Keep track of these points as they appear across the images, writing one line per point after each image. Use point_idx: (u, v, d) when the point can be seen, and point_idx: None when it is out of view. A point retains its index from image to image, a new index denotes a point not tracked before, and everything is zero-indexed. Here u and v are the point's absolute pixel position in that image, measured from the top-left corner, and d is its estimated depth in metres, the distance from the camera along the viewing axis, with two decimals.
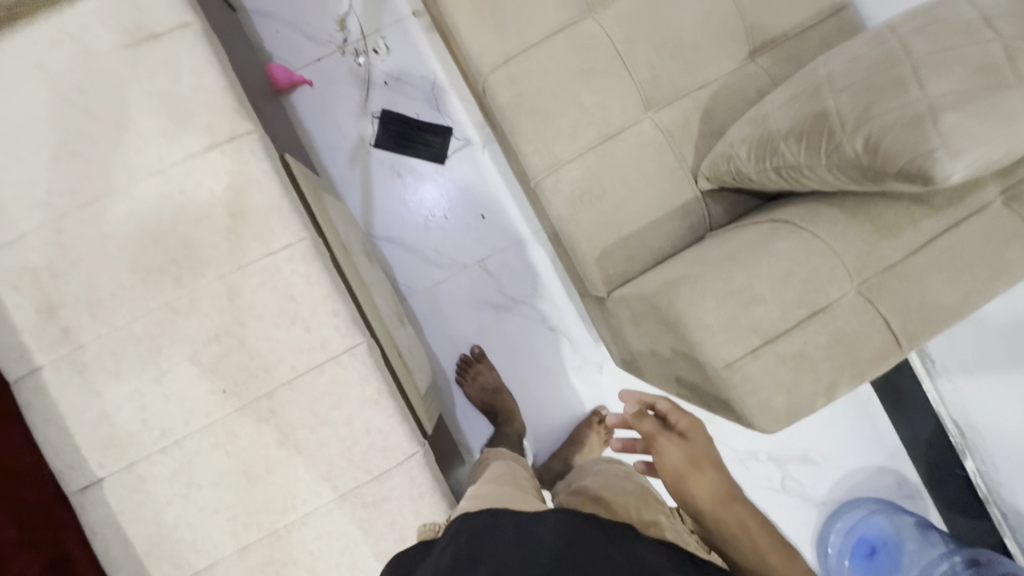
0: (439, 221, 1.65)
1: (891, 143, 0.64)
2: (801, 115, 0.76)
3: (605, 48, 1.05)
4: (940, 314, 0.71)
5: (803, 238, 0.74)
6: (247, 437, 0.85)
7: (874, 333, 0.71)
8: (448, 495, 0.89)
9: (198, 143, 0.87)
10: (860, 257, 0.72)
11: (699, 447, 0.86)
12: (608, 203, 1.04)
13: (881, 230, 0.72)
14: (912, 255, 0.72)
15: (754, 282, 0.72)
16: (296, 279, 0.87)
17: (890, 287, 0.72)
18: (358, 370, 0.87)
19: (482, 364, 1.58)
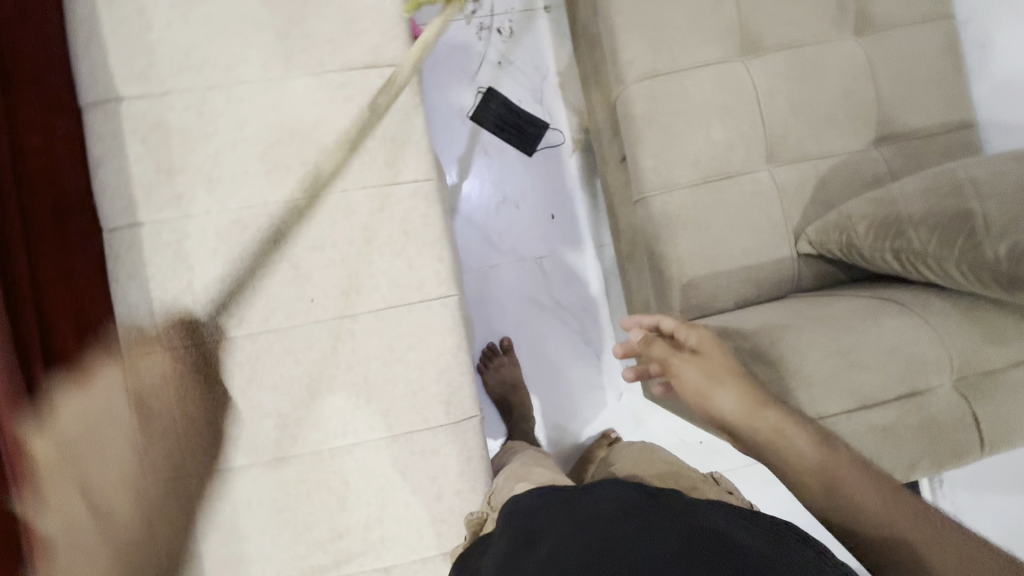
0: (510, 208, 1.67)
1: None
2: (939, 207, 0.79)
3: (748, 92, 1.08)
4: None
5: (914, 320, 0.77)
6: (320, 352, 0.85)
7: (962, 427, 0.73)
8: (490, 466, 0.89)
9: (361, 60, 0.88)
10: (966, 353, 0.75)
11: (714, 360, 0.75)
12: (710, 237, 1.06)
13: (991, 335, 0.75)
14: (1013, 366, 0.75)
15: (860, 347, 0.75)
16: (414, 215, 0.87)
17: (986, 389, 0.74)
18: (445, 320, 0.87)
19: (506, 357, 1.59)
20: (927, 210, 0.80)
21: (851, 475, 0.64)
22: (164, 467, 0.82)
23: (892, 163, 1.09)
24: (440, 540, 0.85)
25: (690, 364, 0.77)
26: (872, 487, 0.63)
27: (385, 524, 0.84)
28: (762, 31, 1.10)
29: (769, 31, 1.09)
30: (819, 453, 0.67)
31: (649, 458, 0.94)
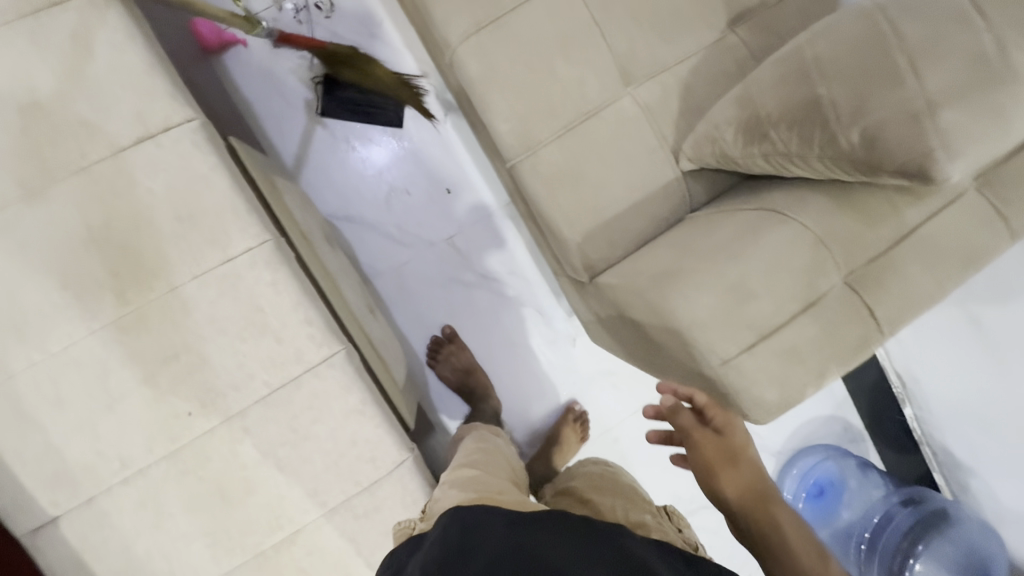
0: (402, 196, 1.55)
1: (888, 137, 0.64)
2: (790, 99, 0.73)
3: (582, 16, 0.97)
4: (923, 302, 0.74)
5: (792, 227, 0.74)
6: (220, 459, 0.79)
7: (860, 321, 0.73)
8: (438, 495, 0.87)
9: (130, 133, 0.75)
10: (848, 246, 0.73)
11: None
12: (590, 186, 1.00)
13: (869, 220, 0.73)
14: (896, 244, 0.73)
15: (746, 275, 0.72)
16: (261, 286, 0.79)
17: (875, 275, 0.73)
18: (338, 380, 0.82)
19: (453, 344, 1.55)
20: (781, 104, 0.75)
21: None
22: None
23: (752, 43, 1.01)
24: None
25: None
26: None
27: None
28: None
29: None
30: None
31: (603, 483, 0.98)
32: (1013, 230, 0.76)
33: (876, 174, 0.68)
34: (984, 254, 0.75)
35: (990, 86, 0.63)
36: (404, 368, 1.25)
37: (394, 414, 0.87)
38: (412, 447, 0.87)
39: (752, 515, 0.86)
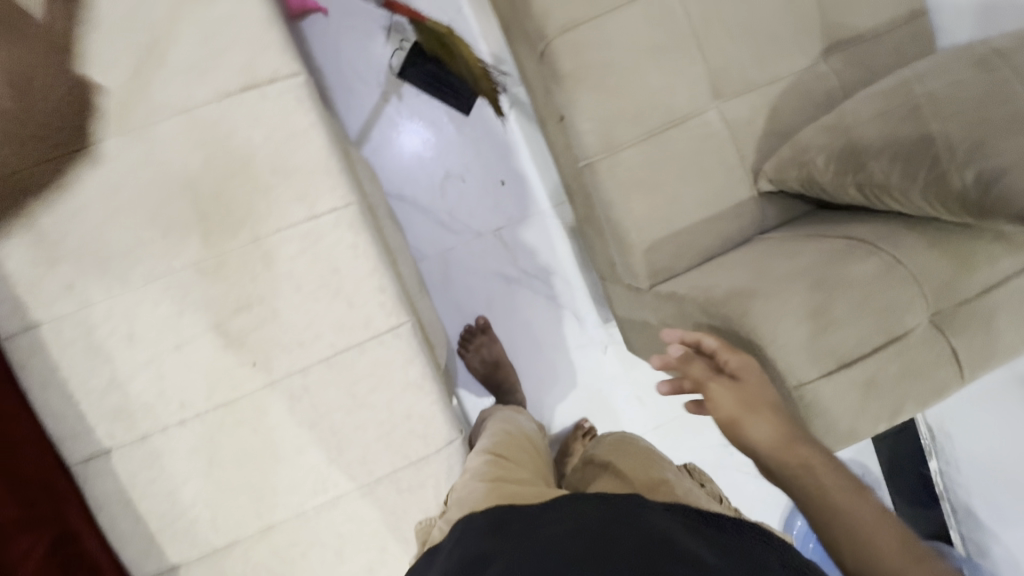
0: (457, 182, 1.56)
1: (1006, 181, 0.64)
2: (898, 133, 0.73)
3: (682, 25, 0.97)
4: (1004, 353, 0.74)
5: (883, 260, 0.73)
6: (276, 415, 0.79)
7: (940, 363, 0.72)
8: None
9: (237, 81, 0.75)
10: (940, 287, 0.72)
11: (755, 389, 0.69)
12: (664, 194, 1.00)
13: (965, 263, 0.72)
14: (988, 290, 0.72)
15: (833, 302, 0.72)
16: (341, 249, 0.79)
17: (963, 319, 0.72)
18: (401, 352, 0.81)
19: (483, 338, 1.54)
20: (887, 136, 0.74)
21: (846, 502, 0.61)
22: (147, 563, 0.79)
23: (845, 74, 1.00)
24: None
25: (728, 388, 0.70)
26: (871, 517, 0.60)
27: (389, 564, 0.83)
28: None
29: None
30: (832, 474, 0.63)
31: (622, 448, 0.91)
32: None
33: (983, 219, 0.67)
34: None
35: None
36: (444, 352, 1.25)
37: (447, 394, 0.87)
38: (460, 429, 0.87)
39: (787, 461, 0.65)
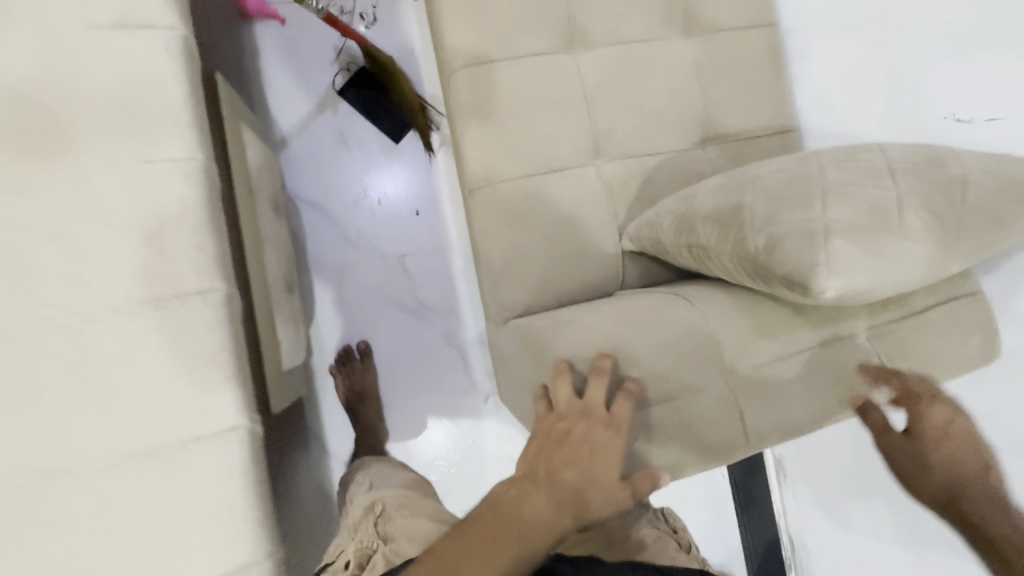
0: (372, 204, 1.57)
1: (783, 249, 0.66)
2: (722, 202, 0.78)
3: (572, 87, 1.06)
4: (797, 426, 0.77)
5: (693, 317, 0.78)
6: (37, 356, 0.71)
7: (727, 425, 0.76)
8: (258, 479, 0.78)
9: (108, 17, 0.76)
10: (736, 352, 0.76)
11: (923, 415, 0.75)
12: (532, 233, 1.03)
13: (762, 329, 0.77)
14: (780, 362, 0.76)
15: (632, 343, 0.78)
16: (167, 197, 0.76)
17: (754, 387, 0.76)
18: (206, 317, 0.77)
19: (359, 364, 1.51)
20: (716, 204, 0.79)
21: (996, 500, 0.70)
22: None
23: (714, 164, 1.10)
24: (188, 572, 0.73)
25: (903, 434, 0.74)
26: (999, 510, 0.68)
27: (117, 557, 0.72)
28: (590, 26, 1.07)
29: (600, 24, 1.07)
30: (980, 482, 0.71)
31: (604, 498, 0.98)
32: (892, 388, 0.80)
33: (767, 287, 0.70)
34: (870, 397, 0.78)
35: (884, 229, 0.65)
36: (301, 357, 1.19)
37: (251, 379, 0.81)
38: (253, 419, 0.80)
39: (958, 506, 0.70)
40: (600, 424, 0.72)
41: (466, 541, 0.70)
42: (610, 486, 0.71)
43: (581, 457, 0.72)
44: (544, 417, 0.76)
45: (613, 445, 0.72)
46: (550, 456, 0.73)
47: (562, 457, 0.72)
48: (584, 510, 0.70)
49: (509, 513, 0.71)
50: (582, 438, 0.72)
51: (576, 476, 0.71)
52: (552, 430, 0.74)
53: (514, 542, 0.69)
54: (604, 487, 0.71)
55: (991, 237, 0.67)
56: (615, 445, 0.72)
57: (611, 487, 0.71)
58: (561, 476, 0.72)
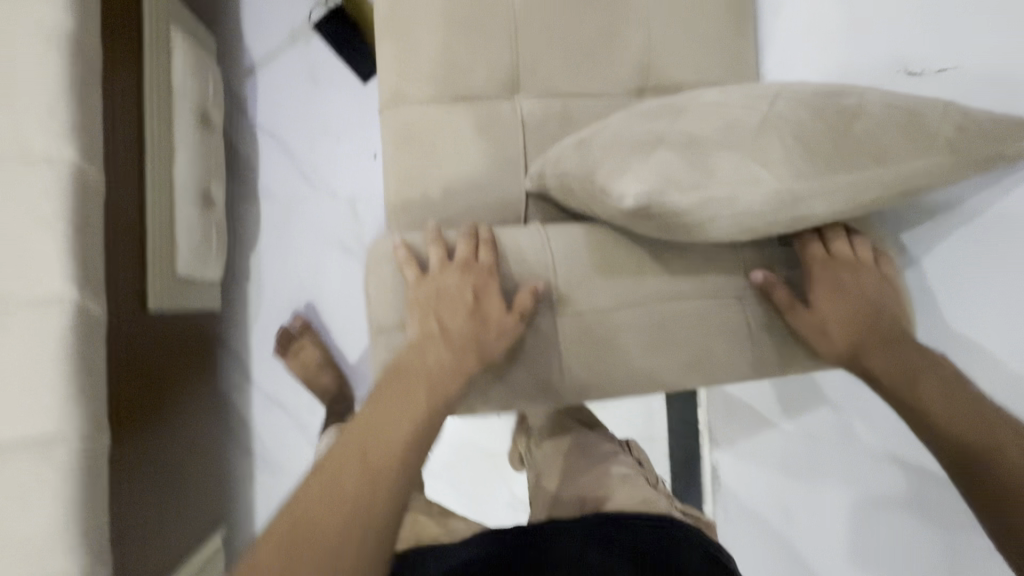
0: (331, 140, 1.45)
1: (607, 161, 0.56)
2: (589, 131, 0.72)
3: (497, 13, 0.98)
4: (622, 384, 0.73)
5: (539, 249, 0.74)
6: None
7: (550, 370, 0.73)
8: (82, 354, 0.76)
9: None
10: (576, 291, 0.72)
11: (829, 280, 0.71)
12: (431, 160, 0.97)
13: (606, 272, 0.73)
14: (619, 307, 0.73)
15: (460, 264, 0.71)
16: (25, 57, 0.76)
17: (589, 329, 0.73)
18: (49, 183, 0.76)
19: (307, 339, 1.38)
20: (584, 135, 0.73)
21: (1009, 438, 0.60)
22: None
23: None
24: None
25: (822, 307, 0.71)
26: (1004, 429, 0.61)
27: None
28: None
29: None
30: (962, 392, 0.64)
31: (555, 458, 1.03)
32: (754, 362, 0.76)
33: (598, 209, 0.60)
34: (704, 364, 0.74)
35: (727, 144, 0.53)
36: (212, 268, 1.18)
37: (95, 255, 0.80)
38: (87, 294, 0.78)
39: (892, 386, 0.67)
40: (482, 271, 0.71)
41: (371, 418, 0.65)
42: (497, 317, 0.70)
43: (463, 305, 0.69)
44: (416, 286, 0.70)
45: (491, 284, 0.71)
46: (430, 313, 0.69)
47: (450, 310, 0.69)
48: (479, 344, 0.69)
49: (409, 374, 0.67)
50: (457, 285, 0.70)
51: (467, 321, 0.69)
52: (426, 288, 0.70)
53: (422, 398, 0.66)
54: (493, 318, 0.69)
55: (878, 176, 0.54)
56: (493, 284, 0.71)
57: (499, 317, 0.70)
58: (453, 327, 0.69)
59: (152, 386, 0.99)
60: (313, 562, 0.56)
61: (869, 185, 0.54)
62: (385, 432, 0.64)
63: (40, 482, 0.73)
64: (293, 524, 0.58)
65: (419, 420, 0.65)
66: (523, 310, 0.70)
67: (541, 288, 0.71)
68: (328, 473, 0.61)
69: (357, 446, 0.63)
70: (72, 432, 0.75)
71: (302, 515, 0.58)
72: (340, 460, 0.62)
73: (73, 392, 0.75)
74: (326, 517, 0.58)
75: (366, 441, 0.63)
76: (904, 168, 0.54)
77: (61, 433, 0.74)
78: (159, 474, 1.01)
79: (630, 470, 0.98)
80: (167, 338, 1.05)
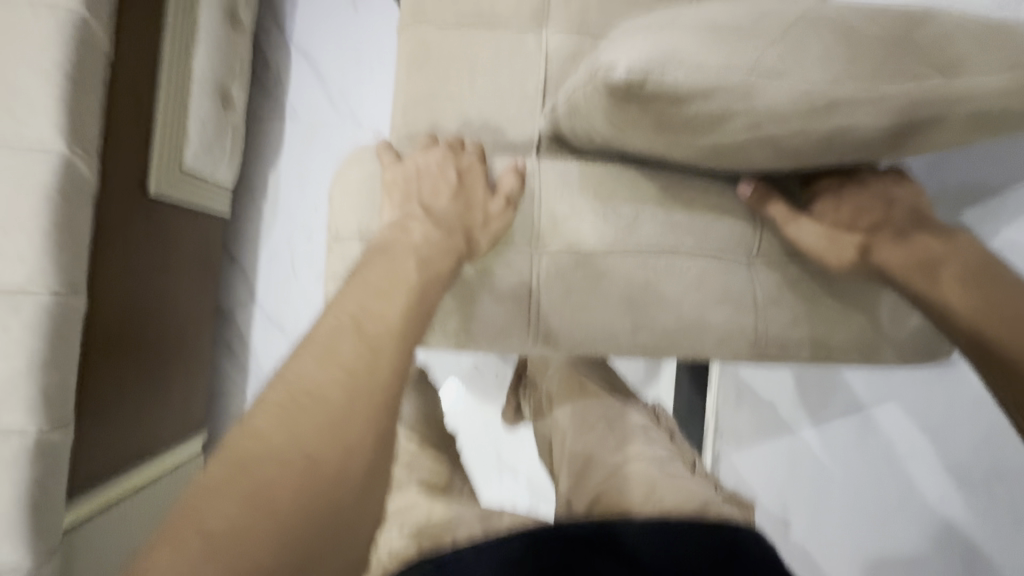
0: (363, 44, 1.11)
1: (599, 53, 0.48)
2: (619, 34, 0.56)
3: None
4: (601, 338, 0.58)
5: (529, 170, 0.60)
6: None
7: (524, 313, 0.59)
8: (65, 215, 0.67)
9: None
10: (563, 224, 0.58)
11: (851, 194, 0.52)
12: (440, 87, 0.83)
13: (599, 206, 0.58)
14: (613, 252, 0.58)
15: (428, 173, 0.58)
16: None
17: (568, 271, 0.58)
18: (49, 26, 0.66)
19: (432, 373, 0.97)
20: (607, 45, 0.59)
21: None
22: None
23: None
24: None
25: (828, 221, 0.52)
26: None
27: None
28: None
29: None
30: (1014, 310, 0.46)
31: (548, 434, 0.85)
32: (792, 333, 0.58)
33: (591, 112, 0.51)
34: (697, 331, 0.58)
35: (744, 37, 0.44)
36: (225, 172, 1.02)
37: (94, 117, 0.70)
38: (79, 154, 0.68)
39: (905, 286, 0.49)
40: (465, 159, 0.59)
41: (363, 280, 0.48)
42: (483, 199, 0.57)
43: (446, 182, 0.58)
44: (393, 167, 0.59)
45: (474, 168, 0.58)
46: (411, 192, 0.57)
47: (426, 186, 0.57)
48: (470, 225, 0.56)
49: (396, 248, 0.51)
50: (434, 165, 0.58)
51: (446, 199, 0.57)
52: (400, 168, 0.58)
53: (416, 268, 0.50)
54: (480, 200, 0.57)
55: (943, 87, 0.43)
56: (475, 164, 0.59)
57: (486, 198, 0.57)
58: (435, 201, 0.57)
59: (124, 265, 0.83)
60: (318, 440, 0.39)
61: (929, 101, 0.44)
62: (379, 299, 0.47)
63: (6, 335, 0.64)
64: (279, 400, 0.40)
65: (417, 291, 0.49)
66: (510, 193, 0.57)
67: (522, 171, 0.59)
68: (314, 346, 0.43)
69: (346, 311, 0.46)
70: (45, 289, 0.66)
71: (294, 387, 0.41)
72: (323, 333, 0.44)
73: (49, 249, 0.65)
74: (310, 378, 0.41)
75: (360, 308, 0.46)
76: (978, 83, 0.43)
77: (34, 289, 0.65)
78: (124, 366, 0.86)
79: (665, 454, 0.75)
80: (163, 230, 0.91)
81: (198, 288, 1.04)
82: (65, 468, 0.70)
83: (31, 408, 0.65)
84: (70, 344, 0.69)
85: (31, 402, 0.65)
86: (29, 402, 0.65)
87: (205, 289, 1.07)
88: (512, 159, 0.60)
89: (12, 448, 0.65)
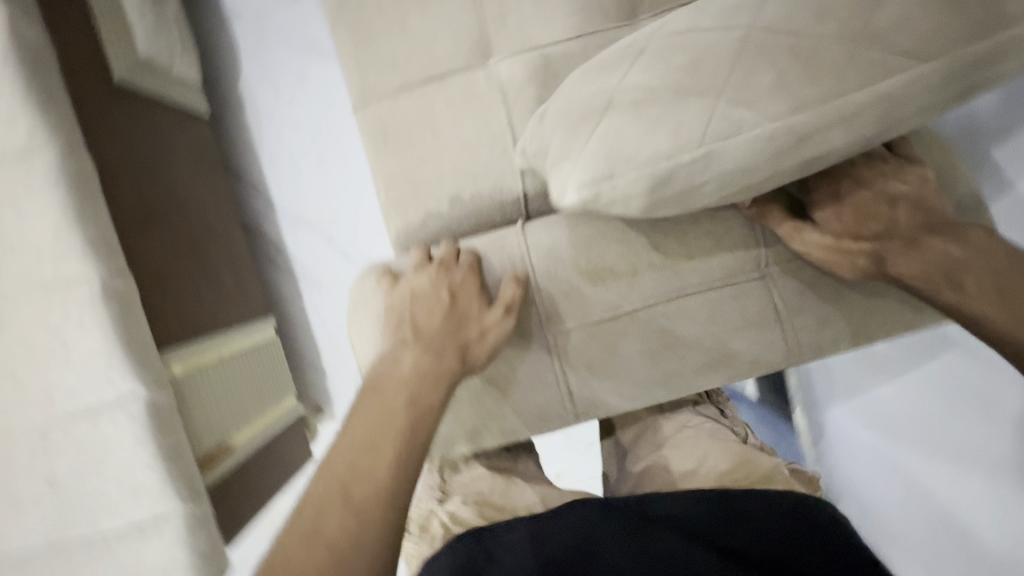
0: None
1: (554, 147, 0.46)
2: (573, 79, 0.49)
3: None
4: (636, 399, 0.59)
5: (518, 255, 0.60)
6: None
7: (555, 393, 0.60)
8: (41, 97, 0.58)
9: None
10: (569, 300, 0.58)
11: (866, 202, 0.49)
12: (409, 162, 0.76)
13: (594, 274, 0.57)
14: (626, 312, 0.57)
15: (423, 292, 0.58)
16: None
17: (587, 345, 0.58)
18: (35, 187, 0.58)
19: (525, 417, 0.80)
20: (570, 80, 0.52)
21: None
22: None
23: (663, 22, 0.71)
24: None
25: (834, 230, 0.50)
26: None
27: None
28: None
29: None
30: None
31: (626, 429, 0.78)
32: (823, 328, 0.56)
33: None
34: (728, 360, 0.57)
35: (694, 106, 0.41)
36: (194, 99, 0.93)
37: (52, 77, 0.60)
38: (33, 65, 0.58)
39: (928, 293, 0.49)
40: (457, 274, 0.59)
41: (352, 434, 0.51)
42: (478, 311, 0.57)
43: (438, 302, 0.58)
44: (390, 293, 0.60)
45: (467, 280, 0.59)
46: (404, 316, 0.58)
47: (422, 309, 0.58)
48: (465, 341, 0.56)
49: (384, 385, 0.53)
50: (427, 285, 0.59)
51: (438, 319, 0.57)
52: (397, 294, 0.59)
53: (404, 407, 0.52)
54: (475, 313, 0.57)
55: (921, 83, 0.39)
56: (466, 275, 0.59)
57: (483, 309, 0.57)
58: (425, 319, 0.57)
59: (129, 165, 0.74)
60: None
61: (906, 95, 0.39)
62: (364, 453, 0.49)
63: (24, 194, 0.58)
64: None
65: (404, 431, 0.51)
66: (511, 301, 0.57)
67: (521, 276, 0.58)
68: (300, 519, 0.46)
69: (335, 474, 0.48)
70: (44, 143, 0.58)
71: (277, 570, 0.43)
72: (313, 505, 0.47)
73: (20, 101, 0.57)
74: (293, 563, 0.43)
75: (348, 466, 0.48)
76: (958, 62, 0.39)
77: (35, 151, 0.58)
78: (159, 253, 0.76)
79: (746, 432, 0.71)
80: (147, 106, 0.80)
81: (204, 175, 0.91)
82: (141, 311, 0.64)
83: (83, 250, 0.59)
84: (104, 218, 0.62)
85: (83, 248, 0.59)
86: (77, 245, 0.59)
87: (216, 193, 0.94)
88: (510, 267, 0.59)
89: (84, 292, 0.59)
